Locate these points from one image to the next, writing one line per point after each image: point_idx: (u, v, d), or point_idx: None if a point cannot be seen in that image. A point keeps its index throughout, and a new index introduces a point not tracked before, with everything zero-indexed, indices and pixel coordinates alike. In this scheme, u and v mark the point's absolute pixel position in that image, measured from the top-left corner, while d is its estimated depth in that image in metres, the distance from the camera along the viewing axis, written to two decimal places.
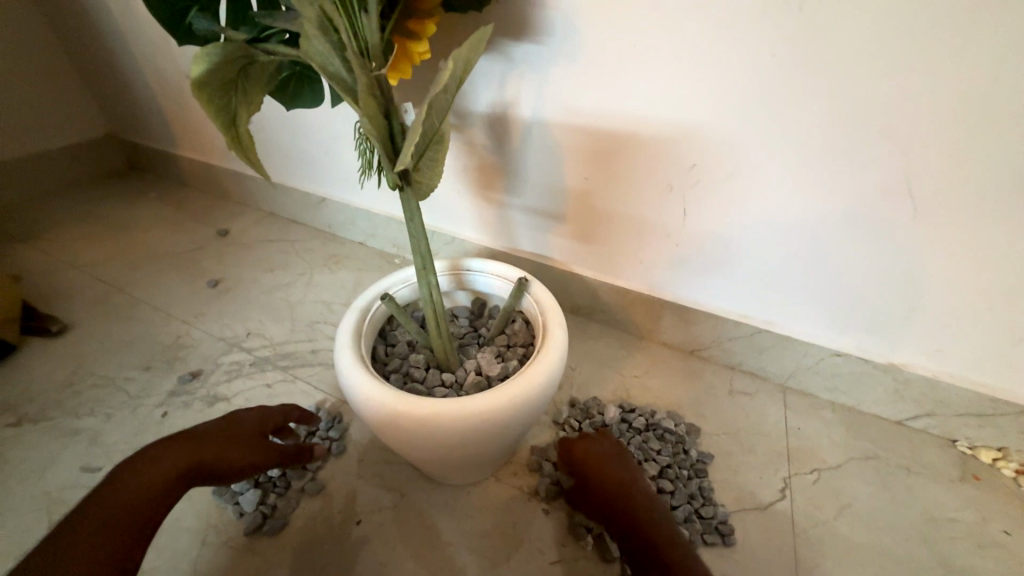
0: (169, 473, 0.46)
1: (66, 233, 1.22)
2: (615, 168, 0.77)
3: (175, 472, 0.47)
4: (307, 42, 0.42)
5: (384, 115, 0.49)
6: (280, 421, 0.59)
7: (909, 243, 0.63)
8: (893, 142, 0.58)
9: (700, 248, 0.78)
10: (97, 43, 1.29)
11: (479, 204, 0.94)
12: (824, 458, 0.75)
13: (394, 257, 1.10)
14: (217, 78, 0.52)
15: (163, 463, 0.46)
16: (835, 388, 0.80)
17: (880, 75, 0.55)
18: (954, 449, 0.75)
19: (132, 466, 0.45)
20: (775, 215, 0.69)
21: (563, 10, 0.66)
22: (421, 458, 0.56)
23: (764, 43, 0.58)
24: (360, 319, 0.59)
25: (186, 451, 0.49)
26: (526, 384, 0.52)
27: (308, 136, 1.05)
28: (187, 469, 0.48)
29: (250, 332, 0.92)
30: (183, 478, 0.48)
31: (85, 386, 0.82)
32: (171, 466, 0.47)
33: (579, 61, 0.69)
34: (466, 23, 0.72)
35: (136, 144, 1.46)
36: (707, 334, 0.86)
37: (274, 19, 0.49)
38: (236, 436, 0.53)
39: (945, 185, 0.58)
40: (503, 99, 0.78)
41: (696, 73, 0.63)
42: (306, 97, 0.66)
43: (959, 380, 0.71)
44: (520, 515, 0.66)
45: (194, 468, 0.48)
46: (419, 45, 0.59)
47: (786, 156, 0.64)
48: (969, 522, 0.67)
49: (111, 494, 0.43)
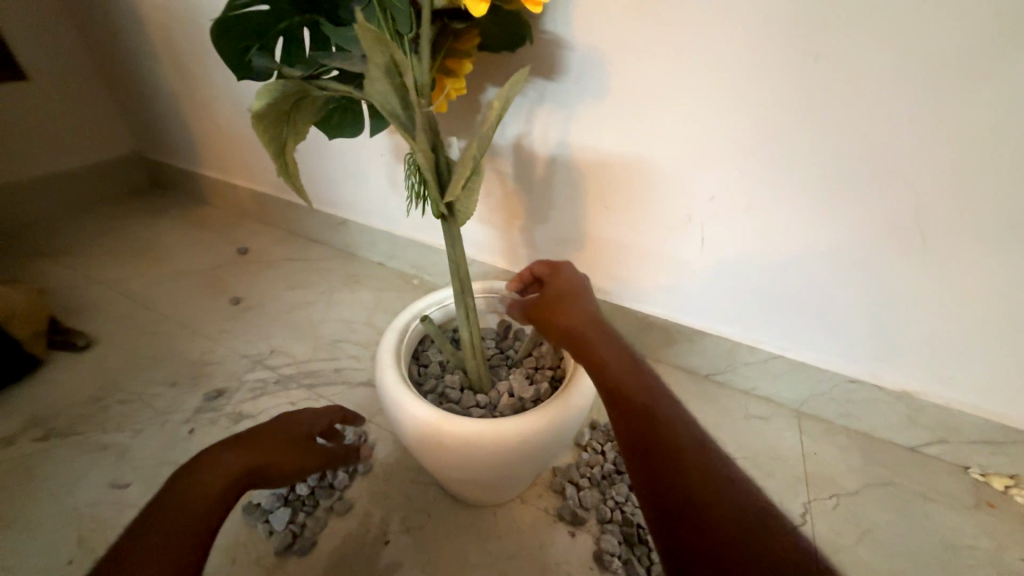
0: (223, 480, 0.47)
1: (89, 250, 1.24)
2: (637, 198, 0.80)
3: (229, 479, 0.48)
4: (369, 84, 0.45)
5: (433, 149, 0.52)
6: (327, 423, 0.60)
7: (920, 275, 0.66)
8: (904, 179, 0.61)
9: (717, 277, 0.81)
10: (131, 67, 1.34)
11: (501, 230, 0.98)
12: (842, 484, 0.76)
13: (413, 278, 1.13)
14: (273, 111, 0.56)
15: (224, 469, 0.48)
16: (849, 413, 0.82)
17: (894, 119, 0.59)
18: (967, 476, 0.77)
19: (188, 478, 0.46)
20: (791, 246, 0.72)
21: (591, 51, 0.71)
22: (458, 479, 0.57)
23: (782, 87, 0.62)
24: (399, 339, 0.60)
25: (239, 456, 0.50)
26: (562, 405, 0.54)
27: (334, 161, 1.09)
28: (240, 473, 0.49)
29: (274, 350, 0.94)
30: (237, 484, 0.48)
31: (112, 401, 0.83)
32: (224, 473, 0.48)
33: (604, 98, 0.74)
34: (497, 62, 0.77)
35: (159, 163, 1.50)
36: (722, 359, 0.88)
37: (330, 59, 0.54)
38: (283, 440, 0.54)
39: (956, 220, 0.61)
40: (529, 130, 0.82)
41: (717, 113, 0.67)
42: (349, 127, 0.69)
43: (971, 409, 0.73)
44: (546, 538, 0.66)
45: (250, 473, 0.49)
46: (456, 82, 0.64)
47: (803, 191, 0.67)
48: (988, 549, 0.69)
49: (176, 504, 0.44)
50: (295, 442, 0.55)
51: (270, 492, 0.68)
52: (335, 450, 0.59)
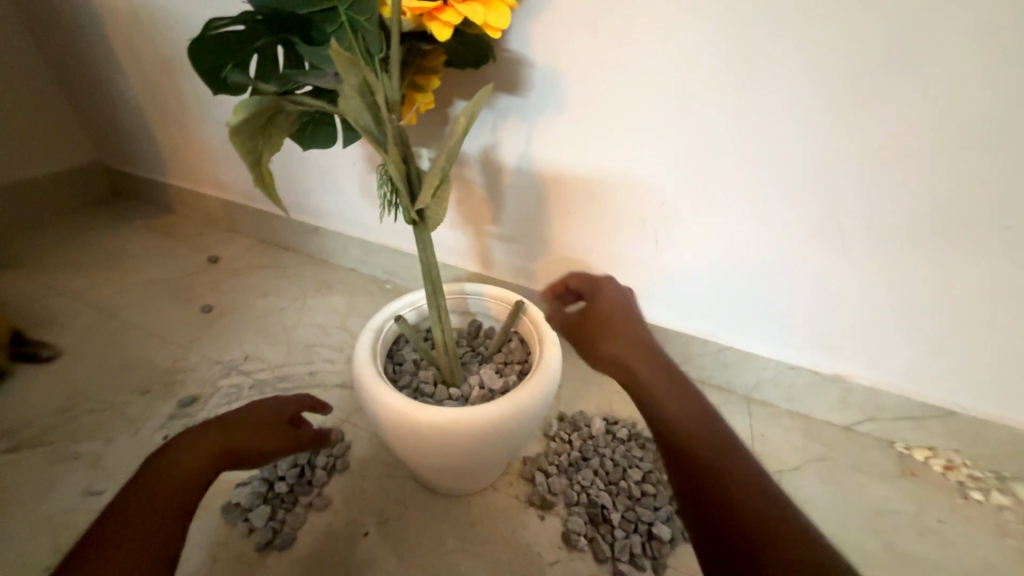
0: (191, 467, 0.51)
1: (48, 261, 1.21)
2: (596, 206, 0.86)
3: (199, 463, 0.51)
4: (345, 103, 0.49)
5: (404, 161, 0.56)
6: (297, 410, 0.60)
7: (843, 269, 0.75)
8: (824, 187, 0.70)
9: (670, 275, 0.88)
10: (92, 75, 1.33)
11: (471, 235, 1.02)
12: (786, 461, 0.84)
13: (386, 283, 1.16)
14: (248, 125, 0.59)
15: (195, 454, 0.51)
16: (791, 397, 0.90)
17: (813, 134, 0.67)
18: (893, 450, 0.86)
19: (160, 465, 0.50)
20: (734, 246, 0.80)
21: (551, 70, 0.77)
22: (432, 467, 0.61)
23: (720, 105, 0.70)
24: (375, 338, 0.64)
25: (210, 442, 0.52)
26: (528, 394, 0.58)
27: (305, 170, 1.11)
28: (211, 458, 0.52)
29: (248, 356, 0.95)
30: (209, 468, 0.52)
31: (81, 411, 0.82)
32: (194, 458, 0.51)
33: (564, 112, 0.80)
34: (464, 78, 0.82)
35: (122, 172, 1.48)
36: (679, 352, 0.96)
37: (305, 77, 0.58)
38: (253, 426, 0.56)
39: (870, 221, 0.70)
40: (495, 142, 0.88)
41: (664, 126, 0.75)
42: (321, 140, 0.72)
43: (893, 387, 0.82)
44: (519, 522, 0.71)
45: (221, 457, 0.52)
46: (424, 96, 0.69)
47: (742, 197, 0.75)
48: (909, 512, 0.78)
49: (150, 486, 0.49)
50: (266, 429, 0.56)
51: (249, 490, 0.70)
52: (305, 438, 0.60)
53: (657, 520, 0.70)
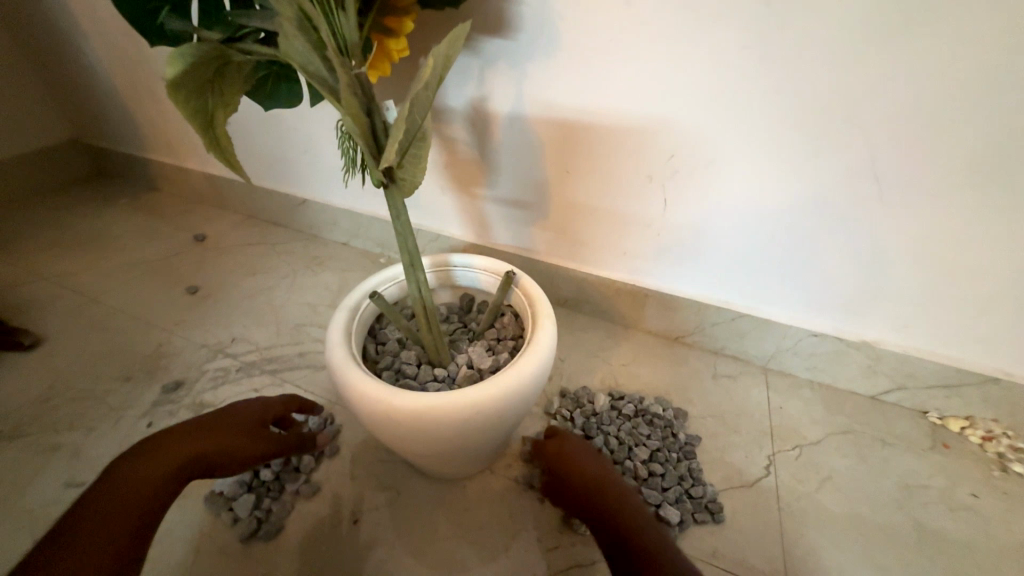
0: (164, 468, 0.50)
1: (33, 244, 1.18)
2: (597, 164, 0.78)
3: (172, 466, 0.50)
4: (287, 43, 0.42)
5: (366, 114, 0.49)
6: (282, 411, 0.61)
7: (876, 224, 0.66)
8: (859, 129, 0.60)
9: (679, 237, 0.80)
10: (57, 45, 1.24)
11: (463, 201, 0.95)
12: (805, 435, 0.78)
13: (379, 256, 1.09)
14: (192, 79, 0.50)
15: (167, 456, 0.50)
16: (813, 366, 0.83)
17: (848, 65, 0.57)
18: (926, 420, 0.79)
19: (134, 461, 0.49)
20: (750, 203, 0.71)
21: (538, 6, 0.67)
22: (417, 453, 0.57)
23: (734, 37, 0.60)
24: (350, 318, 0.59)
25: (185, 444, 0.52)
26: (515, 376, 0.52)
27: (285, 138, 1.03)
28: (185, 461, 0.51)
29: (235, 338, 0.91)
30: (183, 471, 0.51)
31: (63, 400, 0.80)
32: (170, 459, 0.50)
33: (557, 55, 0.70)
34: (442, 19, 0.72)
35: (104, 149, 1.42)
36: (690, 321, 0.88)
37: (249, 18, 0.49)
38: (237, 426, 0.56)
39: (911, 166, 0.60)
40: (483, 94, 0.79)
41: (670, 68, 0.65)
42: (285, 96, 0.64)
43: (928, 354, 0.74)
44: (517, 506, 0.67)
45: (197, 460, 0.52)
46: (395, 43, 0.58)
47: (761, 146, 0.66)
48: (941, 487, 0.71)
49: (122, 483, 0.47)
50: (250, 429, 0.57)
51: (233, 480, 0.67)
52: (288, 438, 0.61)
53: (664, 502, 0.67)
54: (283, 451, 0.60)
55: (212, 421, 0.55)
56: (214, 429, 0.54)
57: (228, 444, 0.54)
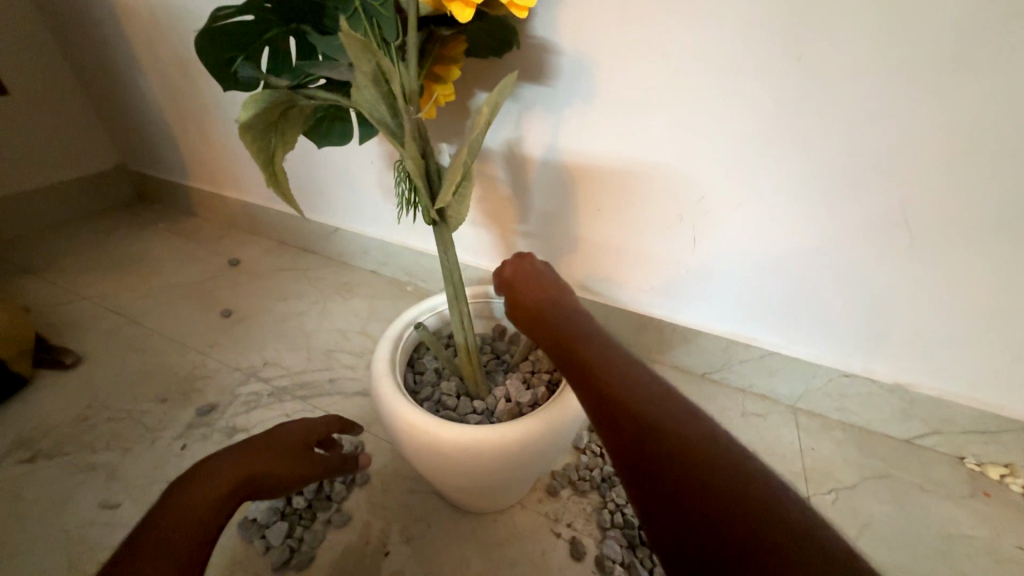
0: (223, 489, 0.48)
1: (75, 266, 1.22)
2: (630, 203, 0.80)
3: (229, 487, 0.49)
4: (358, 92, 0.45)
5: (423, 156, 0.52)
6: (324, 432, 0.63)
7: (910, 268, 0.67)
8: (891, 175, 0.62)
9: (707, 276, 0.81)
10: (115, 80, 1.33)
11: (495, 234, 0.97)
12: (840, 478, 0.76)
13: (407, 284, 1.12)
14: (261, 121, 0.54)
15: (222, 477, 0.49)
16: (844, 407, 0.82)
17: (876, 119, 0.60)
18: (963, 466, 0.78)
19: (189, 484, 0.48)
20: (781, 243, 0.73)
21: (577, 57, 0.71)
22: (455, 487, 0.57)
23: (766, 88, 0.63)
24: (394, 347, 0.60)
25: (239, 467, 0.51)
26: (559, 410, 0.53)
27: (323, 171, 1.08)
28: (239, 483, 0.50)
29: (267, 362, 0.92)
30: (236, 494, 0.50)
31: (100, 420, 0.82)
32: (227, 481, 0.49)
33: (594, 101, 0.74)
34: (485, 66, 0.77)
35: (147, 176, 1.49)
36: (717, 357, 0.89)
37: (317, 67, 0.53)
38: (284, 450, 0.56)
39: (941, 212, 0.62)
40: (519, 135, 0.83)
41: (701, 117, 0.68)
42: (336, 135, 0.68)
43: (964, 399, 0.73)
44: (548, 543, 0.66)
45: (247, 484, 0.51)
46: (443, 88, 0.63)
47: (793, 191, 0.68)
48: (983, 538, 0.69)
49: (179, 507, 0.46)
50: (297, 451, 0.58)
51: (266, 506, 0.67)
52: (331, 459, 0.62)
53: None
54: (325, 471, 0.61)
55: (261, 445, 0.55)
56: (262, 452, 0.54)
57: (276, 466, 0.54)
